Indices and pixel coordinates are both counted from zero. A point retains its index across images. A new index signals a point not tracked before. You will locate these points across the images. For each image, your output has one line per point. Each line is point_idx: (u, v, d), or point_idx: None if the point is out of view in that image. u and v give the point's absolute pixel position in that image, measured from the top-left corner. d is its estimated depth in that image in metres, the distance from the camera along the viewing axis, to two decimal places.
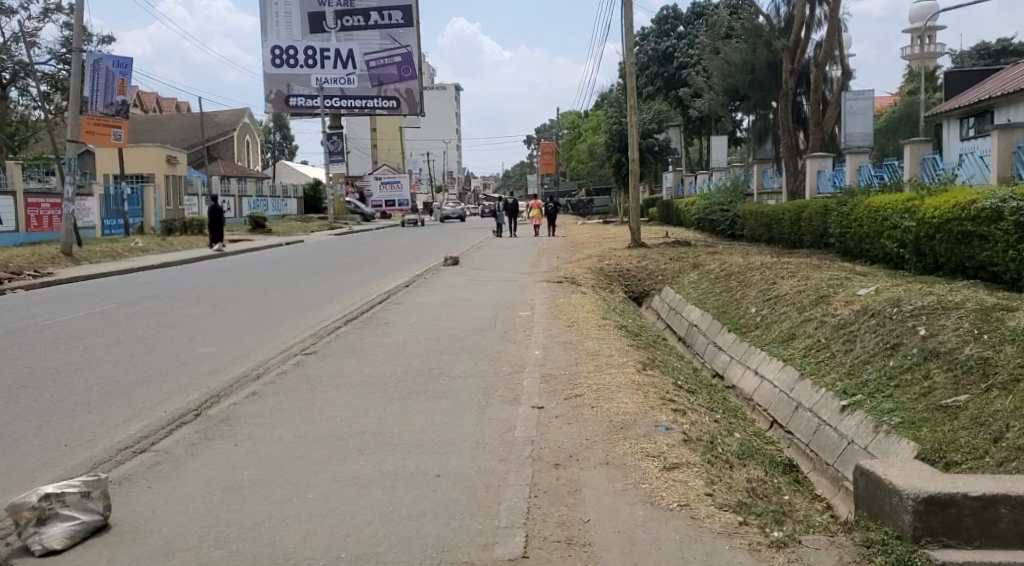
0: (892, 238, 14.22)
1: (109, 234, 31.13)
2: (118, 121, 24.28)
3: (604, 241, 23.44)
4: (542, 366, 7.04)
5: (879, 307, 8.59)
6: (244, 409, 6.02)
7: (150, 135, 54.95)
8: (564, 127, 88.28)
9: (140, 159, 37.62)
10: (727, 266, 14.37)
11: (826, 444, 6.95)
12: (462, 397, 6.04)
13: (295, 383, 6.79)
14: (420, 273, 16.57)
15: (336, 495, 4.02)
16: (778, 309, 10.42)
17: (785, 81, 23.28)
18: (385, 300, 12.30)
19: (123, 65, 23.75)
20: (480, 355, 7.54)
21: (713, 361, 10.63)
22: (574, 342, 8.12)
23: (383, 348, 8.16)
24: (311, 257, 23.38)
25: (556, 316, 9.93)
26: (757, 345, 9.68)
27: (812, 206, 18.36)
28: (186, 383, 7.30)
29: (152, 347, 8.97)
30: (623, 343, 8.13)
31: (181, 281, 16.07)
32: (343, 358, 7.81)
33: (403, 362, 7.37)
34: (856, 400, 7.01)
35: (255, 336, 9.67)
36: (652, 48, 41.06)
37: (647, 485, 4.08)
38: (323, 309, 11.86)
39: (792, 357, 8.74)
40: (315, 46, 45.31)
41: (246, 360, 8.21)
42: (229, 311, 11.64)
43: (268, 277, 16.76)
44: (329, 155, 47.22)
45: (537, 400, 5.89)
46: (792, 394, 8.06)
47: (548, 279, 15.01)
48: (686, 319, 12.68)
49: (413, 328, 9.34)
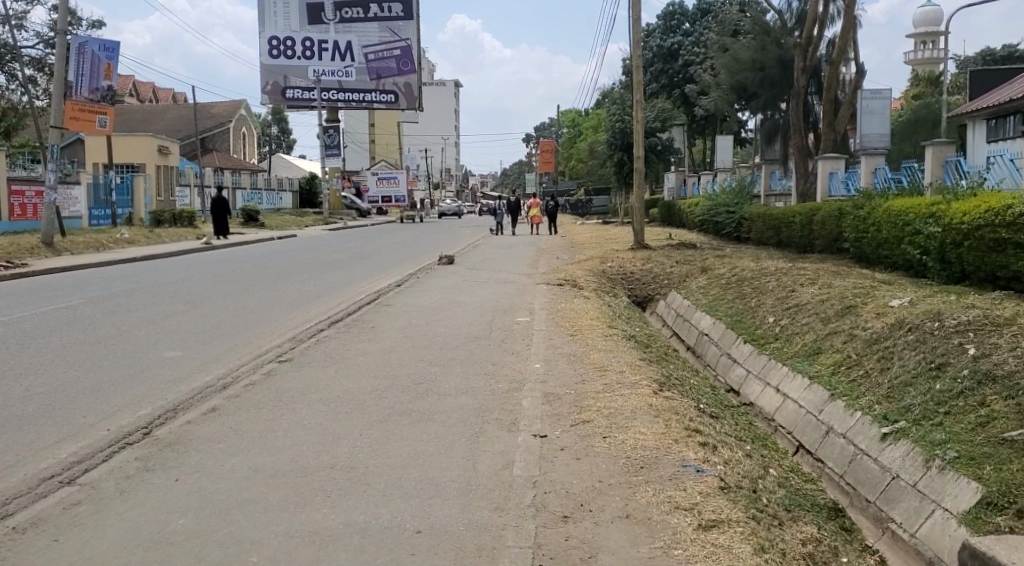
0: (913, 244, 13.41)
1: (96, 224, 30.22)
2: (103, 108, 23.43)
3: (604, 242, 22.57)
4: (545, 383, 6.20)
5: (916, 320, 7.77)
6: (199, 429, 5.15)
7: (144, 125, 53.98)
8: (564, 126, 87.72)
9: (130, 147, 36.66)
10: (739, 272, 13.54)
11: (865, 478, 6.13)
12: (452, 420, 5.19)
13: (265, 397, 5.94)
14: (414, 272, 15.69)
15: (288, 560, 3.17)
16: (799, 319, 9.62)
17: (797, 79, 22.58)
18: (376, 301, 11.45)
19: (110, 49, 22.82)
20: (474, 369, 6.68)
21: (727, 374, 9.80)
22: (580, 354, 7.28)
23: (367, 358, 7.27)
24: (301, 253, 22.56)
25: (557, 323, 9.08)
26: (779, 359, 8.84)
27: (825, 210, 17.57)
28: (139, 393, 6.41)
29: (111, 350, 8.09)
30: (636, 357, 7.28)
31: (161, 275, 15.20)
32: (322, 367, 6.93)
33: (390, 374, 6.51)
34: (900, 428, 6.18)
35: (229, 338, 8.82)
36: (657, 46, 40.14)
37: (680, 552, 3.25)
38: (307, 309, 11.00)
39: (820, 375, 7.90)
40: (313, 37, 44.37)
41: (212, 366, 7.34)
42: (206, 310, 10.78)
43: (255, 273, 15.88)
44: (325, 148, 46.31)
45: (540, 426, 5.04)
46: (822, 417, 7.23)
47: (548, 282, 14.18)
48: (695, 327, 11.86)
49: (402, 334, 8.46)
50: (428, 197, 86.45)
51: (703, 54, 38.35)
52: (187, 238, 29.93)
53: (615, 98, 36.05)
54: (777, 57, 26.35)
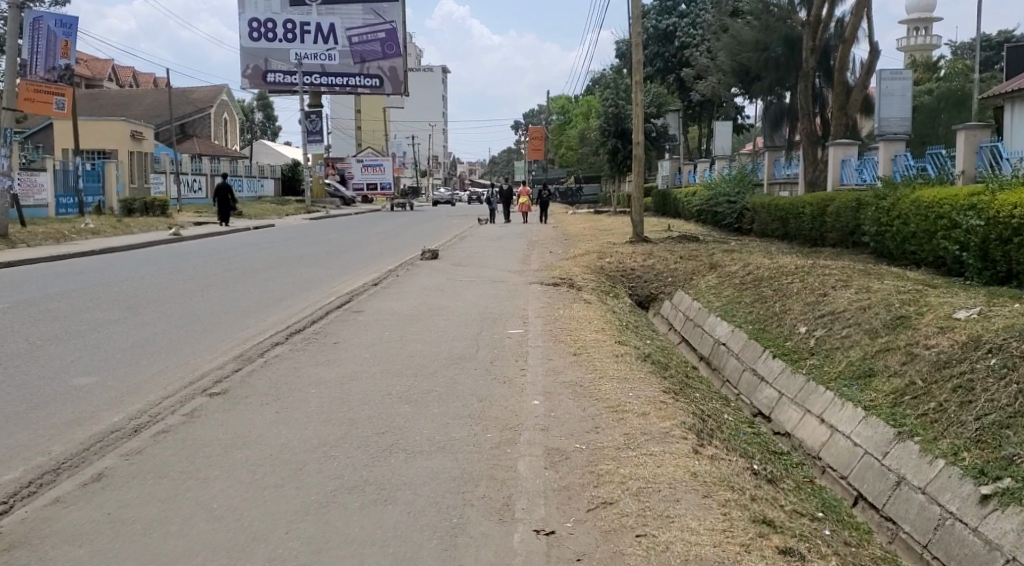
0: (949, 239, 11.97)
1: (63, 213, 28.47)
2: (60, 89, 21.30)
3: (601, 234, 21.06)
4: (546, 433, 4.71)
5: (996, 341, 6.35)
6: (61, 516, 3.63)
7: (119, 110, 52.05)
8: (553, 112, 85.79)
9: (100, 133, 34.81)
10: (754, 270, 12.09)
11: (962, 556, 4.77)
12: (424, 500, 3.73)
13: (177, 456, 4.44)
14: (391, 269, 14.13)
15: None
16: (840, 333, 8.19)
17: (805, 60, 21.17)
18: (345, 306, 9.95)
19: (68, 26, 20.92)
20: (456, 409, 5.20)
21: (755, 397, 8.35)
22: (587, 385, 5.82)
23: (319, 390, 5.76)
24: (275, 245, 20.95)
25: (554, 338, 7.64)
26: (821, 381, 7.40)
27: (842, 200, 16.19)
28: (19, 443, 4.90)
29: (9, 374, 6.56)
30: (657, 388, 5.80)
31: (110, 272, 13.58)
32: (263, 405, 5.42)
33: (346, 418, 5.03)
34: (1007, 488, 4.77)
35: (161, 359, 7.29)
36: (652, 27, 38.48)
37: None
38: (265, 316, 9.53)
39: (878, 407, 6.46)
40: (295, 19, 42.62)
41: (129, 401, 5.89)
42: (147, 318, 9.25)
43: (219, 270, 14.32)
44: (308, 134, 44.41)
45: (543, 512, 3.57)
46: (888, 463, 5.83)
47: (543, 281, 12.68)
48: (710, 336, 10.38)
49: (369, 354, 6.98)
50: (415, 186, 84.53)
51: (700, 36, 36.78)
52: (158, 228, 28.21)
53: (609, 83, 34.25)
54: (783, 35, 24.82)
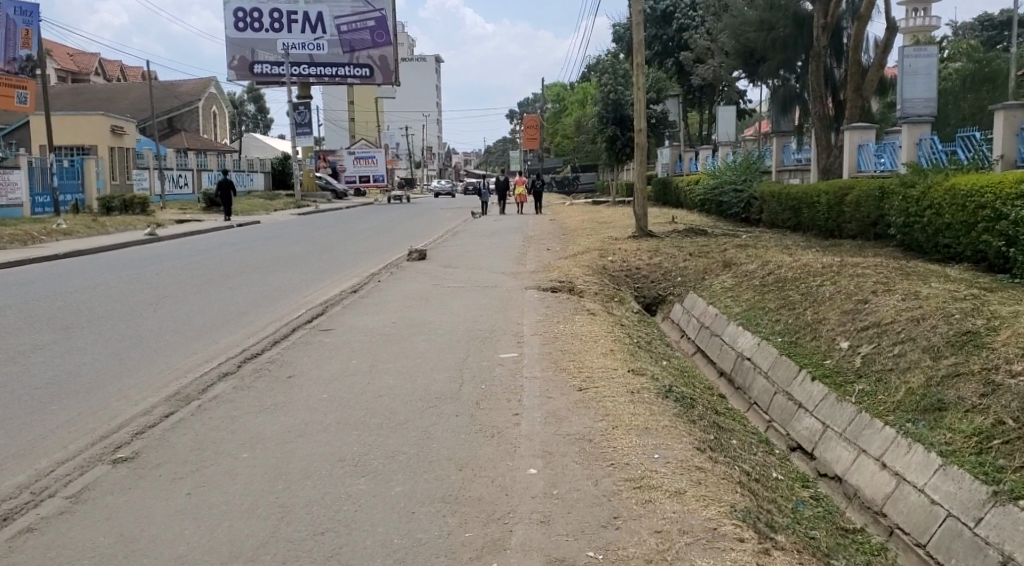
0: (995, 232, 10.59)
1: (39, 213, 27.08)
2: (22, 81, 19.94)
3: (601, 228, 19.74)
4: (548, 529, 3.44)
5: None
6: None
7: (104, 104, 50.50)
8: (549, 101, 84.44)
9: (79, 129, 33.33)
10: (776, 269, 10.78)
11: None
12: None
13: None
14: (369, 274, 12.81)
15: None
16: (891, 352, 6.89)
17: (816, 38, 19.77)
18: (315, 323, 8.63)
19: (28, 13, 19.29)
20: (433, 486, 3.92)
21: (793, 428, 7.06)
22: (599, 441, 4.52)
23: (255, 455, 4.47)
24: (255, 245, 19.57)
25: (554, 365, 6.33)
26: (875, 414, 6.12)
27: (862, 188, 14.90)
28: None
29: None
30: (687, 444, 4.53)
31: (59, 282, 12.24)
32: (173, 482, 4.11)
33: (278, 507, 3.73)
34: None
35: (77, 401, 5.98)
36: (650, 9, 37.13)
37: None
38: (218, 336, 8.24)
39: (959, 454, 5.15)
40: (281, 8, 41.23)
41: (9, 469, 4.60)
42: (78, 343, 7.94)
43: (181, 277, 12.96)
44: (296, 128, 42.90)
45: None
46: (983, 534, 4.57)
47: (540, 285, 11.39)
48: (732, 349, 9.09)
49: (330, 393, 5.71)
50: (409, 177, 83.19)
51: (700, 18, 35.47)
52: (136, 226, 26.77)
53: (606, 68, 32.78)
54: (790, 14, 23.40)
